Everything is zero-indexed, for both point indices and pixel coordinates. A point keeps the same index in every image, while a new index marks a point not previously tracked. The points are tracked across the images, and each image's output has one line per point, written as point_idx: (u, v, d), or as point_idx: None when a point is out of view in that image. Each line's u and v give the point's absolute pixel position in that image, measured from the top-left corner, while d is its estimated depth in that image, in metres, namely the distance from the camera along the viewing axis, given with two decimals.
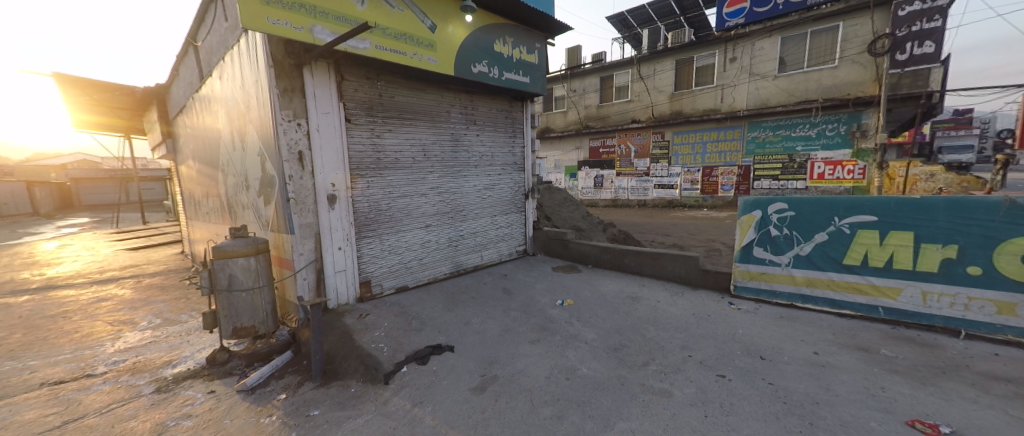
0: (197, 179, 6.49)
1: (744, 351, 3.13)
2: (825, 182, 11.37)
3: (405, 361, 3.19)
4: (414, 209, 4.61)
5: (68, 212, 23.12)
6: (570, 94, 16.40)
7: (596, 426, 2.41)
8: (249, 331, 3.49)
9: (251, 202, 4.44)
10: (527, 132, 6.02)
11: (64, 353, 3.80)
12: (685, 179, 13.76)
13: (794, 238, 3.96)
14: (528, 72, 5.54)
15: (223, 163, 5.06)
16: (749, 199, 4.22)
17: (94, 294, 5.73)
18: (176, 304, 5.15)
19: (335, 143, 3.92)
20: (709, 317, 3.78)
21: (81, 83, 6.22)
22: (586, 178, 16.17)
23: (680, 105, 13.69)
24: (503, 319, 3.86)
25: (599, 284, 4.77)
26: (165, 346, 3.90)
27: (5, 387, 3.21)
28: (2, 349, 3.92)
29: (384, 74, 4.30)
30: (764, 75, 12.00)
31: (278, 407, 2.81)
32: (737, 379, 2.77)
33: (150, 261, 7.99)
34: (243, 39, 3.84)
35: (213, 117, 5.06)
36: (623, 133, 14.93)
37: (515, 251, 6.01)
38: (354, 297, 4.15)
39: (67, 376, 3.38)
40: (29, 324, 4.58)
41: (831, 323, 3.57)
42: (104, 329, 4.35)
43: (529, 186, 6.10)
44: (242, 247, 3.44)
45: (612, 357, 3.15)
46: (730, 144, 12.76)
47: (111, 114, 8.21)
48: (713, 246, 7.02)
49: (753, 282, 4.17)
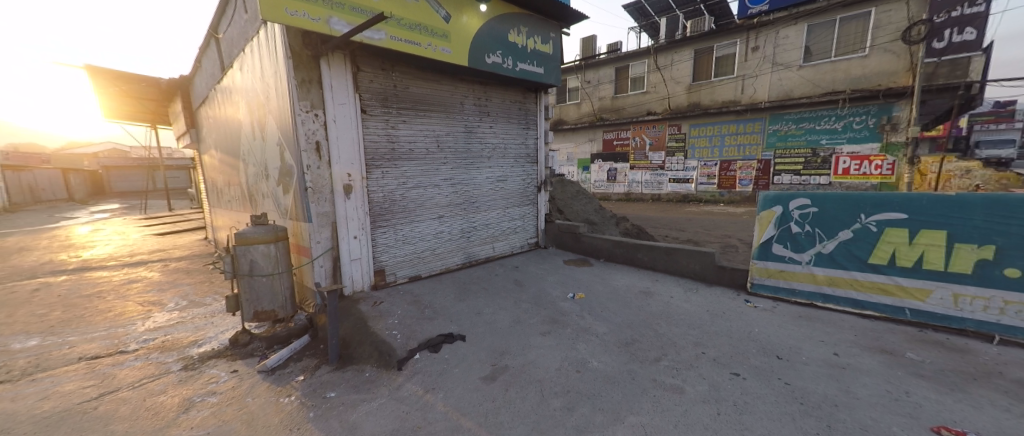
0: (219, 168, 6.67)
1: (760, 349, 3.07)
2: (850, 178, 11.01)
3: (418, 349, 3.24)
4: (428, 200, 4.65)
5: (100, 199, 24.18)
6: (584, 85, 16.11)
7: (606, 419, 2.41)
8: (269, 315, 3.60)
9: (271, 191, 4.54)
10: (541, 124, 5.97)
11: (100, 330, 4.00)
12: (702, 173, 13.49)
13: (816, 235, 3.84)
14: (542, 63, 5.47)
15: (244, 153, 5.18)
16: (769, 194, 4.10)
17: (124, 276, 5.99)
18: (201, 287, 5.35)
19: (351, 133, 3.96)
20: (724, 314, 3.72)
21: (111, 75, 6.43)
22: (599, 172, 16.01)
23: (698, 96, 13.32)
24: (514, 311, 3.87)
25: (611, 278, 4.73)
26: (190, 327, 4.05)
27: (45, 361, 3.39)
28: (43, 325, 4.15)
29: (398, 65, 4.31)
30: (788, 65, 11.55)
31: (296, 388, 2.90)
32: (752, 377, 2.72)
33: (176, 246, 8.30)
34: (262, 31, 3.89)
35: (234, 108, 5.17)
36: (639, 125, 14.66)
37: (527, 243, 6.00)
38: (369, 285, 4.22)
39: (102, 352, 3.55)
40: (67, 302, 4.84)
41: (852, 324, 3.46)
42: (134, 309, 4.56)
43: (542, 179, 6.08)
44: (262, 234, 3.52)
45: (623, 351, 3.14)
46: (750, 137, 12.41)
47: (138, 104, 8.47)
48: (728, 242, 6.88)
49: (771, 280, 4.08)
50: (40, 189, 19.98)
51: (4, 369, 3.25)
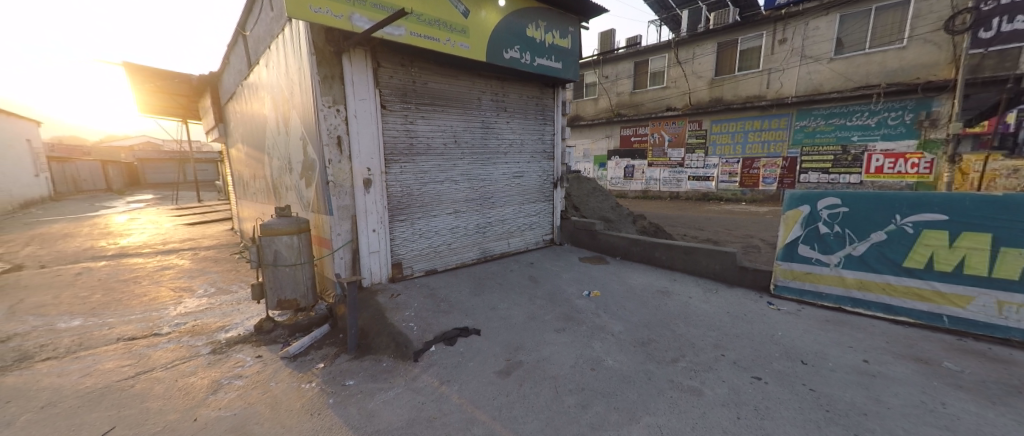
0: (245, 162, 6.89)
1: (783, 353, 2.98)
2: (884, 176, 10.53)
3: (434, 341, 3.27)
4: (444, 195, 4.67)
5: (136, 189, 25.42)
6: (602, 81, 15.85)
7: (621, 418, 2.39)
8: (292, 304, 3.70)
9: (295, 184, 4.65)
10: (558, 120, 5.91)
11: (136, 313, 4.20)
12: (723, 170, 13.13)
13: (846, 236, 3.68)
14: (560, 58, 5.40)
15: (269, 147, 5.32)
16: (796, 193, 3.96)
17: (158, 263, 6.28)
18: (228, 275, 5.56)
19: (371, 128, 4.01)
20: (745, 316, 3.61)
21: (147, 72, 6.72)
22: (616, 168, 15.76)
23: (721, 91, 12.94)
24: (529, 307, 3.87)
25: (628, 277, 4.66)
26: (218, 313, 4.22)
27: (87, 340, 3.60)
28: (85, 306, 4.40)
29: (418, 60, 4.33)
30: (817, 58, 11.08)
31: (316, 375, 2.98)
32: (775, 382, 2.64)
33: (205, 236, 8.65)
34: (288, 28, 3.98)
35: (260, 103, 5.33)
36: (658, 121, 14.35)
37: (542, 239, 5.97)
38: (386, 277, 4.29)
39: (138, 333, 3.74)
40: (107, 286, 5.12)
41: (884, 330, 3.31)
42: (167, 294, 4.77)
43: (558, 175, 6.03)
44: (286, 225, 3.62)
45: (639, 350, 3.10)
46: (776, 134, 11.98)
47: (171, 100, 8.83)
48: (750, 243, 6.68)
49: (796, 282, 3.94)
50: (82, 180, 21.27)
51: (51, 347, 3.46)
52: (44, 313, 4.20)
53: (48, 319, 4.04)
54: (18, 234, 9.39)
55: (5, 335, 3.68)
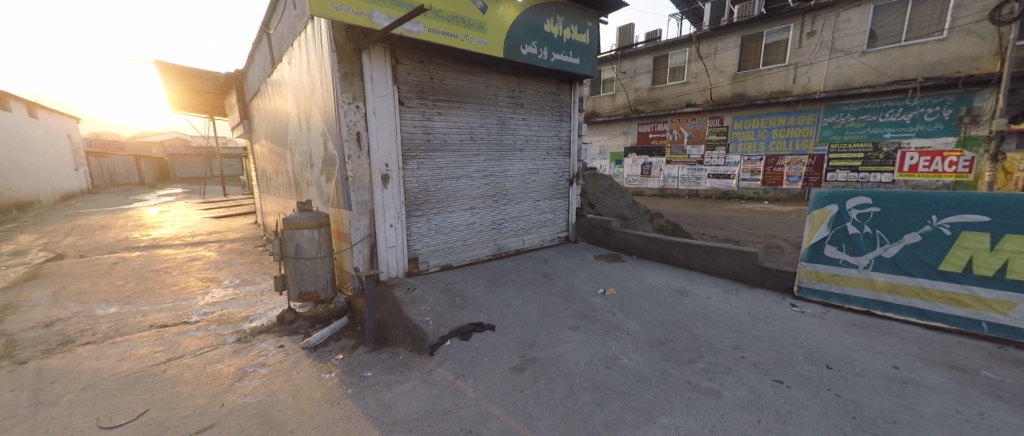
0: (268, 157, 7.08)
1: (807, 357, 2.89)
2: (918, 176, 10.04)
3: (449, 336, 3.30)
4: (460, 191, 4.70)
5: (166, 183, 26.46)
6: (620, 76, 15.58)
7: (636, 418, 2.37)
8: (312, 296, 3.80)
9: (315, 179, 4.76)
10: (575, 116, 5.85)
11: (167, 302, 4.39)
12: (744, 168, 12.78)
13: (877, 237, 3.54)
14: (578, 53, 5.34)
15: (291, 142, 5.45)
16: (823, 192, 3.82)
17: (187, 254, 6.54)
18: (252, 267, 5.74)
19: (389, 125, 4.06)
20: (766, 318, 3.52)
21: (176, 70, 6.96)
22: (632, 166, 15.51)
23: (744, 86, 12.57)
24: (544, 303, 3.87)
25: (644, 276, 4.59)
26: (243, 303, 4.36)
27: (122, 326, 3.77)
28: (121, 294, 4.63)
29: (435, 57, 4.36)
30: (848, 51, 10.64)
31: (335, 365, 3.06)
32: (798, 386, 2.56)
33: (230, 229, 8.95)
34: (310, 26, 4.06)
35: (282, 100, 5.45)
36: (677, 118, 14.04)
37: (557, 237, 5.94)
38: (403, 272, 4.35)
39: (169, 321, 3.90)
40: (140, 275, 5.37)
41: (916, 336, 3.17)
42: (195, 284, 4.97)
43: (574, 172, 5.98)
44: (307, 219, 3.71)
45: (656, 350, 3.05)
46: (801, 130, 11.57)
47: (198, 97, 9.13)
48: (772, 243, 6.48)
49: (821, 284, 3.81)
50: (117, 174, 22.33)
51: (90, 332, 3.65)
52: (84, 300, 4.43)
53: (87, 306, 4.27)
54: (60, 225, 9.92)
55: (49, 320, 3.91)
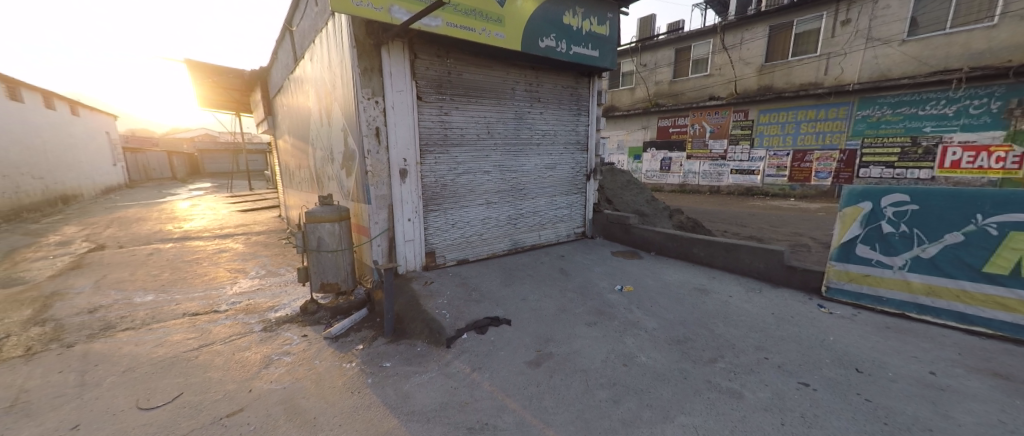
0: (291, 153, 7.25)
1: (835, 360, 2.78)
2: (961, 172, 9.53)
3: (466, 329, 3.33)
4: (477, 186, 4.71)
5: (196, 178, 27.50)
6: (639, 69, 15.26)
7: (654, 416, 2.34)
8: (333, 287, 3.89)
9: (336, 173, 4.85)
10: (593, 110, 5.76)
11: (198, 291, 4.58)
12: (770, 164, 12.36)
13: (914, 236, 3.36)
14: (597, 45, 5.24)
15: (312, 137, 5.57)
16: (855, 188, 3.66)
17: (216, 246, 6.80)
18: (276, 259, 5.92)
19: (408, 120, 4.09)
20: (792, 318, 3.41)
21: (205, 68, 7.21)
22: (652, 161, 15.23)
23: (771, 78, 12.11)
24: (560, 299, 3.84)
25: (663, 273, 4.51)
26: (268, 293, 4.51)
27: (158, 314, 3.96)
28: (157, 283, 4.86)
29: (453, 51, 4.35)
30: (886, 40, 10.11)
31: (356, 355, 3.13)
32: (825, 390, 2.47)
33: (255, 222, 9.25)
34: (330, 23, 4.12)
35: (305, 97, 5.58)
36: (699, 111, 13.64)
37: (574, 232, 5.89)
38: (420, 265, 4.40)
39: (200, 310, 4.07)
40: (174, 265, 5.62)
41: (955, 341, 3.01)
42: (224, 275, 5.16)
43: (592, 167, 5.90)
44: (328, 213, 3.79)
45: (675, 349, 3.00)
46: (832, 124, 11.08)
47: (225, 94, 9.42)
48: (799, 242, 6.24)
49: (852, 285, 3.65)
50: (151, 169, 23.39)
51: (129, 318, 3.85)
52: (123, 288, 4.67)
53: (126, 293, 4.50)
54: (100, 217, 10.47)
55: (92, 306, 4.13)
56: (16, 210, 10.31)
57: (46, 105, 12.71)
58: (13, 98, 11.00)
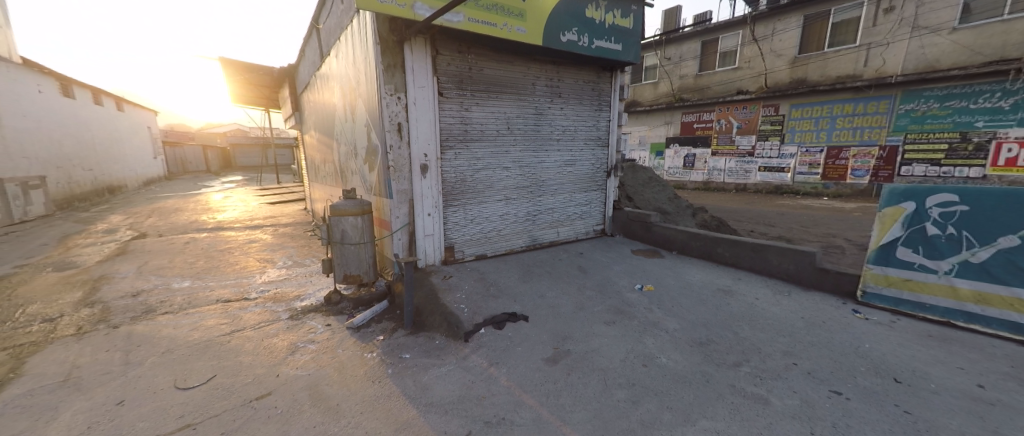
0: (317, 147, 7.44)
1: (871, 368, 2.64)
2: (1016, 171, 8.87)
3: (484, 324, 3.34)
4: (496, 182, 4.70)
5: (228, 171, 28.65)
6: (663, 63, 14.85)
7: (675, 419, 2.28)
8: (356, 279, 3.97)
9: (359, 168, 4.94)
10: (615, 105, 5.64)
11: (230, 279, 4.78)
12: (802, 160, 11.84)
13: (963, 239, 3.15)
14: (620, 39, 5.11)
15: (337, 132, 5.69)
16: (897, 187, 3.46)
17: (246, 236, 7.07)
18: (302, 250, 6.11)
19: (429, 115, 4.12)
20: (823, 323, 3.25)
21: (238, 66, 7.47)
22: (675, 157, 14.85)
23: (805, 71, 11.55)
24: (578, 297, 3.80)
25: (686, 273, 4.38)
26: (294, 283, 4.66)
27: (194, 299, 4.15)
28: (193, 270, 5.10)
29: (475, 47, 4.34)
30: (934, 28, 9.49)
31: (377, 346, 3.19)
32: (859, 399, 2.35)
33: (283, 214, 9.56)
34: (355, 20, 4.18)
35: (330, 93, 5.70)
36: (726, 106, 13.18)
37: (593, 230, 5.80)
38: (439, 260, 4.44)
39: (231, 297, 4.24)
40: (208, 254, 5.88)
41: (1007, 352, 2.80)
42: (254, 264, 5.36)
43: (612, 164, 5.79)
44: (351, 207, 3.86)
45: (697, 351, 2.92)
46: (871, 119, 10.50)
47: (255, 91, 9.75)
48: (832, 243, 5.96)
49: (891, 290, 3.45)
50: (187, 162, 24.59)
51: (167, 303, 4.05)
52: (163, 274, 4.93)
53: (165, 279, 4.74)
54: (143, 207, 11.07)
55: (135, 290, 4.38)
56: (69, 199, 11.03)
57: (95, 101, 13.46)
58: (66, 95, 11.70)
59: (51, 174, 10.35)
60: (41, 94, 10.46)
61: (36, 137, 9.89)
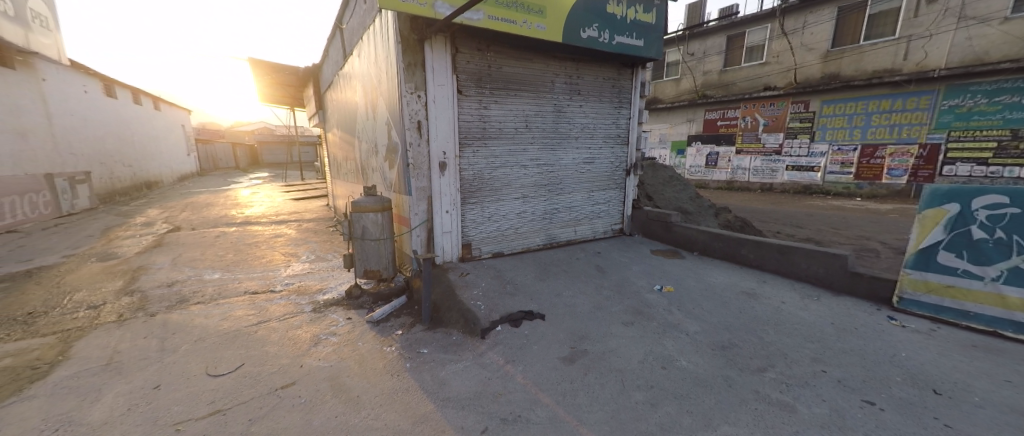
0: (339, 145, 7.60)
1: (907, 378, 2.51)
2: None
3: (500, 321, 3.34)
4: (514, 180, 4.69)
5: (255, 167, 29.65)
6: (686, 58, 14.49)
7: (695, 423, 2.22)
8: (376, 274, 4.05)
9: (379, 165, 5.03)
10: (635, 102, 5.54)
11: (257, 271, 4.95)
12: (833, 159, 11.35)
13: (1013, 244, 2.95)
14: (642, 35, 5.00)
15: (358, 131, 5.80)
16: (939, 188, 3.25)
17: (272, 231, 7.31)
18: (325, 245, 6.26)
19: (448, 113, 4.14)
20: (855, 330, 3.11)
21: (266, 66, 7.71)
22: (697, 156, 14.50)
23: (838, 65, 11.05)
24: (595, 296, 3.76)
25: (707, 274, 4.27)
26: (317, 277, 4.79)
27: (224, 290, 4.33)
28: (223, 263, 5.31)
29: (494, 44, 4.33)
30: (982, 19, 8.92)
31: (395, 340, 3.24)
32: (894, 411, 2.24)
33: (307, 210, 9.82)
34: (377, 19, 4.24)
35: (352, 92, 5.82)
36: (752, 103, 12.74)
37: (611, 229, 5.72)
38: (456, 257, 4.47)
39: (258, 289, 4.40)
40: (237, 247, 6.11)
41: None
42: (279, 258, 5.54)
43: (632, 162, 5.69)
44: (372, 203, 3.93)
45: (719, 354, 2.83)
46: (910, 116, 9.97)
47: (282, 90, 10.06)
48: (865, 246, 5.69)
49: (930, 297, 3.26)
50: (218, 159, 25.62)
51: (200, 293, 4.24)
52: (196, 266, 5.15)
53: (198, 271, 4.96)
54: (177, 202, 11.60)
55: (171, 280, 4.60)
56: (111, 193, 11.66)
57: (135, 101, 14.16)
58: (109, 95, 12.35)
59: (95, 169, 10.97)
60: (87, 94, 11.04)
61: (82, 134, 10.48)
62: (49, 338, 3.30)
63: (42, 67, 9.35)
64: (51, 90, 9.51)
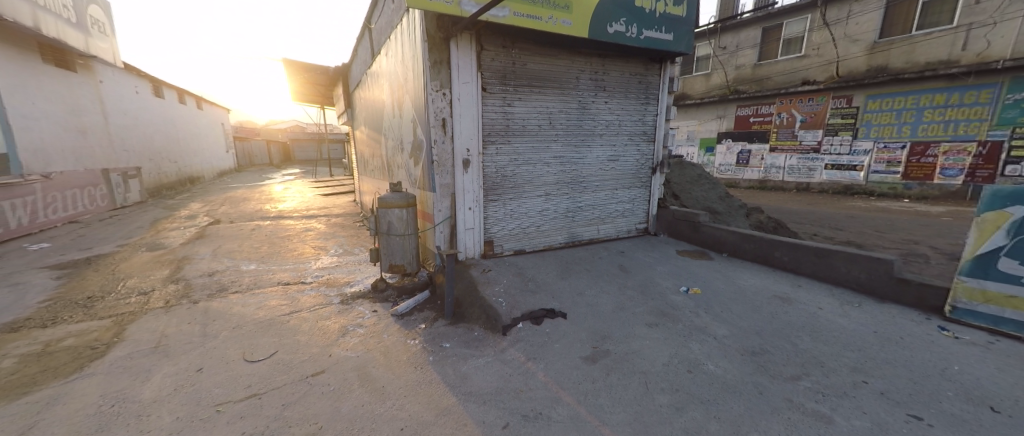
0: (367, 142, 7.80)
1: (960, 393, 2.33)
2: None
3: (522, 318, 3.34)
4: (537, 177, 4.67)
5: (288, 164, 30.86)
6: (718, 52, 13.97)
7: (723, 429, 2.16)
8: (400, 269, 4.12)
9: (405, 162, 5.12)
10: (663, 98, 5.38)
11: (289, 264, 5.16)
12: (878, 158, 10.68)
13: None
14: (671, 29, 4.85)
15: (385, 128, 5.92)
16: (1002, 190, 3.00)
17: (303, 225, 7.60)
18: (352, 240, 6.45)
19: (472, 111, 4.16)
20: (900, 339, 2.91)
21: (299, 66, 8.00)
22: (727, 154, 13.99)
23: (886, 57, 10.36)
24: (619, 296, 3.70)
25: (737, 277, 4.11)
26: (345, 270, 4.94)
27: (259, 281, 4.54)
28: (258, 255, 5.57)
29: (519, 41, 4.31)
30: None
31: (419, 333, 3.30)
32: (944, 428, 2.09)
33: (336, 205, 10.14)
34: (405, 18, 4.31)
35: (380, 90, 5.95)
36: (788, 98, 12.14)
37: (635, 228, 5.60)
38: (479, 253, 4.50)
39: (290, 280, 4.58)
40: (271, 240, 6.39)
41: None
42: (309, 251, 5.75)
43: (658, 160, 5.54)
44: (397, 199, 4.00)
45: (749, 360, 2.72)
46: (969, 110, 9.27)
47: (313, 89, 10.42)
48: (913, 250, 5.33)
49: (988, 307, 3.02)
50: (253, 155, 26.80)
51: (237, 283, 4.47)
52: (234, 257, 5.43)
53: (235, 262, 5.22)
54: (217, 196, 12.24)
55: (211, 270, 4.87)
56: (158, 187, 12.43)
57: (180, 101, 15.02)
58: (158, 95, 13.14)
59: (145, 165, 11.71)
60: (138, 95, 11.78)
61: (133, 132, 11.20)
62: (105, 321, 3.56)
63: (99, 69, 10.05)
64: (108, 91, 10.21)
